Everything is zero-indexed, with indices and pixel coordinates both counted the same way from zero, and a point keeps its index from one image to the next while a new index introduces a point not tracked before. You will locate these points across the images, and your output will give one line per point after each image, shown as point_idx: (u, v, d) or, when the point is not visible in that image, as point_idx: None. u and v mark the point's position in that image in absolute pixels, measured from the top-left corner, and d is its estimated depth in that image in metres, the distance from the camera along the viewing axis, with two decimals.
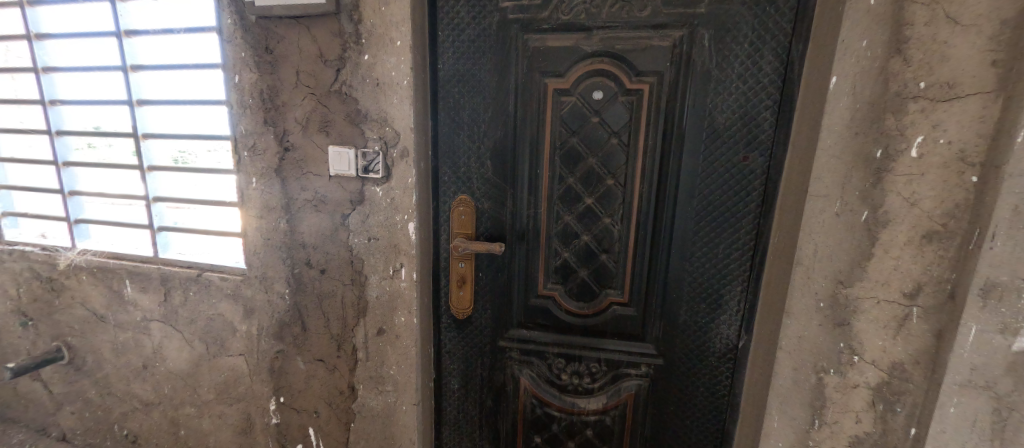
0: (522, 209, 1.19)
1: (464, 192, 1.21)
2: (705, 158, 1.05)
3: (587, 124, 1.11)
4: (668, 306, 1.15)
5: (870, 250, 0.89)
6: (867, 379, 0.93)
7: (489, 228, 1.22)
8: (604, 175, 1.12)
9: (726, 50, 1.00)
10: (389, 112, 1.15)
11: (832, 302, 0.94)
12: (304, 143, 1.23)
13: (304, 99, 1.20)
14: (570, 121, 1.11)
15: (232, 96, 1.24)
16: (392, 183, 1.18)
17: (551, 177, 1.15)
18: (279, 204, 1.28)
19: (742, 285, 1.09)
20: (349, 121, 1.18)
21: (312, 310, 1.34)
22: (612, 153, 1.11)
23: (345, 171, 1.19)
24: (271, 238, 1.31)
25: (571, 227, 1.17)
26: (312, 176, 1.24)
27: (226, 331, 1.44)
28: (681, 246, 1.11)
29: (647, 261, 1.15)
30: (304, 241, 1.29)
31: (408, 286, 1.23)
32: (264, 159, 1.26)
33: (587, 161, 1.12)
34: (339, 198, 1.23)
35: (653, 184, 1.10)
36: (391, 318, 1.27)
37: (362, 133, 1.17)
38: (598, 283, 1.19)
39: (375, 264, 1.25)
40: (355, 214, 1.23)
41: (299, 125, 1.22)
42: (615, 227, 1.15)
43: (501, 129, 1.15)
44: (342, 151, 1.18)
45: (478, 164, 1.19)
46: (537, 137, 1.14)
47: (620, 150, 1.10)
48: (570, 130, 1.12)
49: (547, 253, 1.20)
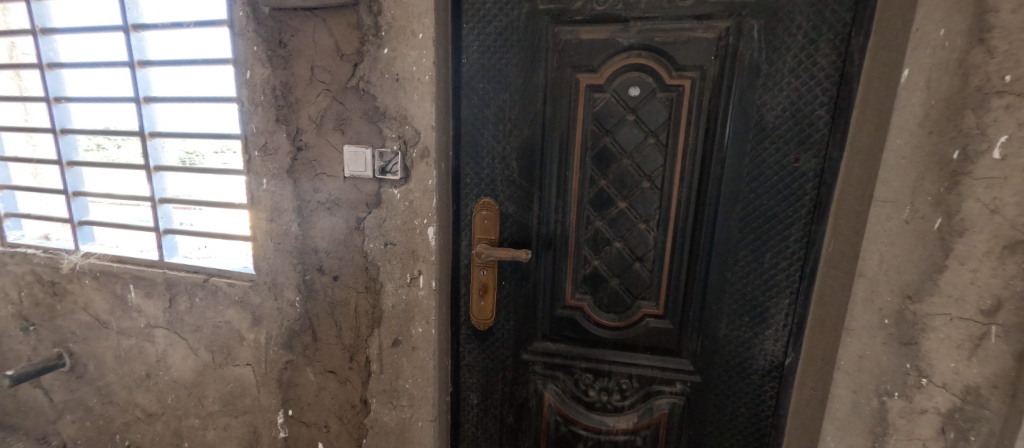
0: (549, 213, 1.11)
1: (487, 194, 1.14)
2: (751, 160, 0.97)
3: (622, 122, 1.03)
4: (707, 319, 1.07)
5: (943, 262, 0.80)
6: (936, 404, 0.84)
7: (513, 234, 1.14)
8: (640, 177, 1.04)
9: (777, 43, 0.92)
10: (408, 108, 1.07)
11: (899, 319, 0.85)
12: (317, 142, 1.16)
13: (319, 95, 1.13)
14: (603, 120, 1.04)
15: (243, 93, 1.18)
16: (411, 184, 1.11)
17: (582, 179, 1.07)
18: (291, 208, 1.21)
19: (790, 298, 1.01)
20: (365, 119, 1.11)
21: (323, 319, 1.26)
22: (648, 154, 1.03)
23: (361, 172, 1.12)
24: (282, 242, 1.24)
25: (602, 233, 1.09)
26: (326, 177, 1.17)
27: (233, 340, 1.36)
28: (719, 254, 1.03)
29: (685, 271, 1.06)
30: (317, 245, 1.22)
31: (425, 295, 1.15)
32: (276, 161, 1.20)
33: (622, 163, 1.04)
34: (354, 200, 1.16)
35: (693, 187, 1.02)
36: (407, 329, 1.19)
37: (380, 132, 1.11)
38: (630, 294, 1.10)
39: (391, 271, 1.17)
40: (371, 217, 1.16)
41: (312, 123, 1.15)
42: (652, 233, 1.06)
43: (528, 127, 1.08)
44: (357, 151, 1.12)
45: (501, 165, 1.11)
46: (566, 137, 1.06)
47: (658, 150, 1.02)
48: (603, 128, 1.04)
49: (577, 261, 1.12)
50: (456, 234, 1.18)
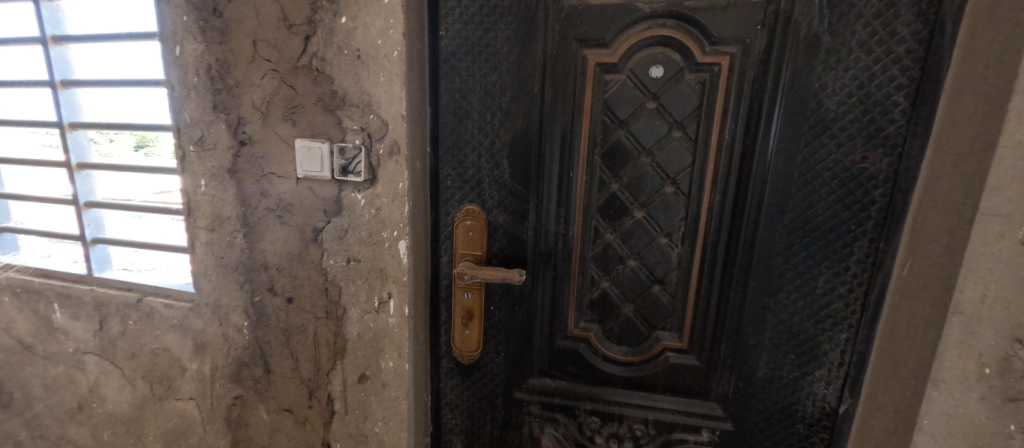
0: (549, 223, 0.90)
1: (471, 199, 0.93)
2: (803, 159, 0.77)
3: (641, 109, 0.82)
4: (742, 355, 0.87)
5: None
6: None
7: (504, 249, 0.94)
8: (662, 179, 0.83)
9: (843, 7, 0.71)
10: (372, 93, 0.86)
11: (1004, 368, 0.64)
12: (263, 135, 0.94)
13: (263, 77, 0.91)
14: (617, 108, 0.83)
15: (173, 74, 0.96)
16: (378, 188, 0.90)
17: (589, 182, 0.87)
18: (234, 215, 1.00)
19: (848, 331, 0.81)
20: (320, 106, 0.89)
21: (276, 349, 1.05)
22: (673, 151, 0.82)
23: (317, 173, 0.91)
24: (226, 257, 1.03)
25: (614, 247, 0.88)
26: (275, 178, 0.95)
27: (173, 370, 1.15)
28: (760, 276, 0.83)
29: (716, 295, 0.86)
30: (267, 261, 1.01)
31: (398, 323, 0.95)
32: (214, 158, 0.98)
33: (640, 162, 0.84)
34: (309, 206, 0.95)
35: (729, 192, 0.82)
36: (376, 362, 0.98)
37: (339, 123, 0.89)
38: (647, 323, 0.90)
39: (355, 293, 0.96)
40: (331, 228, 0.95)
41: (257, 112, 0.93)
42: (675, 250, 0.86)
43: (522, 117, 0.87)
44: (312, 147, 0.91)
45: (488, 164, 0.90)
46: (570, 129, 0.85)
47: (686, 145, 0.81)
48: (616, 118, 0.83)
49: (582, 282, 0.91)
50: (434, 248, 0.97)
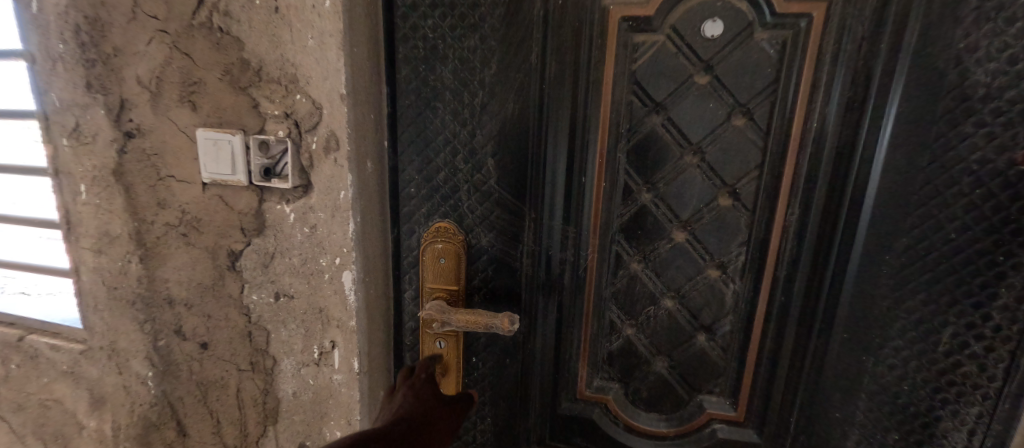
0: (551, 248, 0.65)
1: (443, 213, 0.67)
2: (929, 158, 0.52)
3: (687, 86, 0.56)
4: (822, 432, 0.63)
5: None
6: None
7: (490, 281, 0.68)
8: (715, 187, 0.59)
9: None
10: (298, 63, 0.60)
11: None
12: (155, 124, 0.68)
13: (150, 42, 0.65)
14: (652, 85, 0.57)
15: (31, 39, 0.69)
16: (313, 199, 0.64)
17: (610, 191, 0.62)
18: (125, 233, 0.74)
19: (982, 409, 0.56)
20: (227, 83, 0.63)
21: (191, 407, 0.79)
22: (733, 147, 0.57)
23: (228, 177, 0.66)
24: (119, 287, 0.77)
25: (645, 281, 0.64)
26: (175, 183, 0.69)
27: (69, 427, 0.89)
28: (853, 325, 0.58)
29: (786, 348, 0.62)
30: (171, 294, 0.75)
31: (346, 381, 0.70)
32: (94, 156, 0.72)
33: (684, 163, 0.59)
34: (221, 222, 0.69)
35: (813, 206, 0.56)
36: (319, 430, 0.73)
37: (255, 106, 0.63)
38: (688, 382, 0.66)
39: (289, 340, 0.71)
40: (252, 252, 0.69)
41: (145, 91, 0.67)
42: (731, 285, 0.61)
43: (514, 99, 0.61)
44: (219, 140, 0.65)
45: (466, 165, 0.64)
46: (583, 115, 0.60)
47: (752, 139, 0.56)
48: (650, 100, 0.58)
49: (599, 326, 0.67)
50: (392, 279, 0.71)
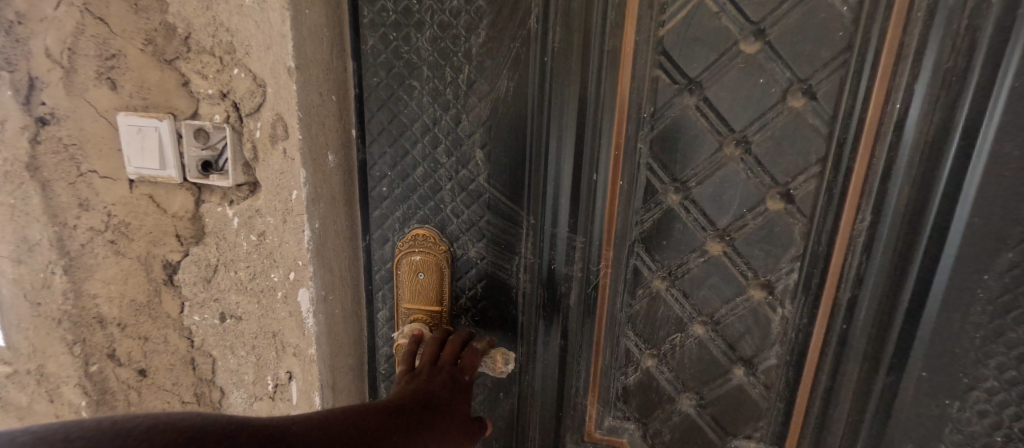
0: (554, 260, 0.54)
1: (423, 218, 0.55)
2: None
3: (729, 60, 0.45)
4: None
5: None
6: None
7: (480, 298, 0.57)
8: (763, 189, 0.47)
9: None
10: (234, 28, 0.47)
11: None
12: (70, 106, 0.55)
13: (57, 4, 0.52)
14: (684, 58, 0.45)
15: None
16: (259, 200, 0.52)
17: (628, 191, 0.50)
18: (44, 238, 0.62)
19: None
20: (151, 55, 0.51)
21: None
22: (787, 137, 0.45)
23: (155, 172, 0.53)
24: (43, 303, 0.65)
25: (670, 301, 0.53)
26: (96, 179, 0.57)
27: None
28: (937, 373, 0.44)
29: (844, 394, 0.48)
30: (102, 311, 0.63)
31: None
32: (3, 146, 0.59)
33: (723, 158, 0.47)
34: (153, 228, 0.57)
35: (891, 214, 0.43)
36: None
37: (186, 84, 0.51)
38: (719, 422, 0.55)
39: (238, 368, 0.59)
40: (192, 263, 0.57)
41: (55, 67, 0.54)
42: (780, 310, 0.50)
43: (509, 76, 0.49)
44: (143, 127, 0.52)
45: (449, 159, 0.53)
46: (593, 96, 0.48)
47: (812, 126, 0.44)
48: (681, 76, 0.46)
49: (613, 353, 0.56)
50: (360, 294, 0.60)
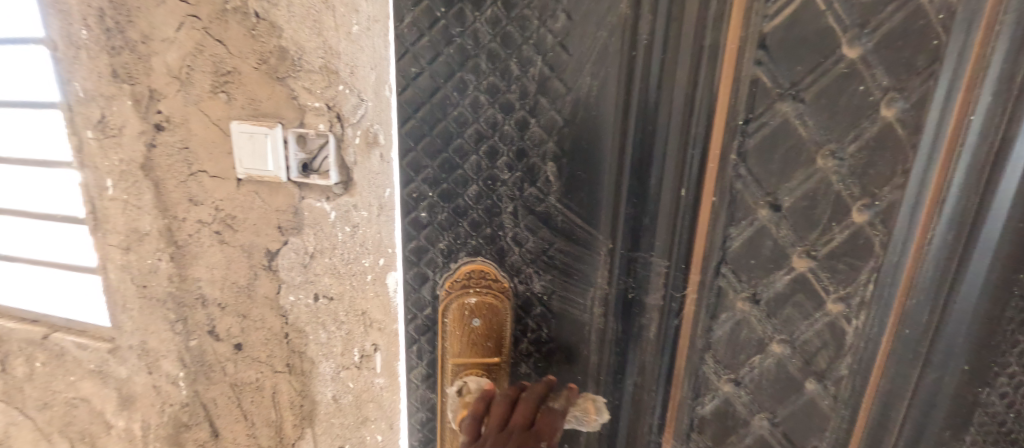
0: (637, 277, 0.54)
1: (477, 248, 0.58)
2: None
3: (832, 64, 0.41)
4: None
5: None
6: None
7: (547, 324, 0.59)
8: (846, 201, 0.44)
9: None
10: (340, 50, 0.56)
11: None
12: (186, 115, 0.64)
13: (179, 27, 0.61)
14: (785, 57, 0.42)
15: (52, 25, 0.65)
16: (355, 196, 0.61)
17: (723, 206, 0.48)
18: (155, 229, 0.71)
19: None
20: (263, 72, 0.59)
21: (224, 409, 0.77)
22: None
23: (264, 172, 0.62)
24: (150, 286, 0.74)
25: (752, 322, 0.51)
26: (207, 178, 0.66)
27: (96, 426, 0.87)
28: (980, 370, 0.42)
29: (898, 410, 0.46)
30: (204, 293, 0.72)
31: (388, 385, 0.67)
32: (122, 149, 0.68)
33: (813, 169, 0.44)
34: (258, 220, 0.66)
35: (955, 218, 0.40)
36: (358, 434, 0.71)
37: (293, 97, 0.59)
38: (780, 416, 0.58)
39: (327, 342, 0.68)
40: (290, 251, 0.66)
41: (173, 81, 0.63)
42: (854, 323, 0.46)
43: (591, 75, 0.49)
44: (254, 133, 0.61)
45: (512, 174, 0.54)
46: (671, 112, 0.47)
47: (881, 122, 0.41)
48: (785, 81, 0.43)
49: (686, 373, 0.55)
50: (422, 303, 0.61)
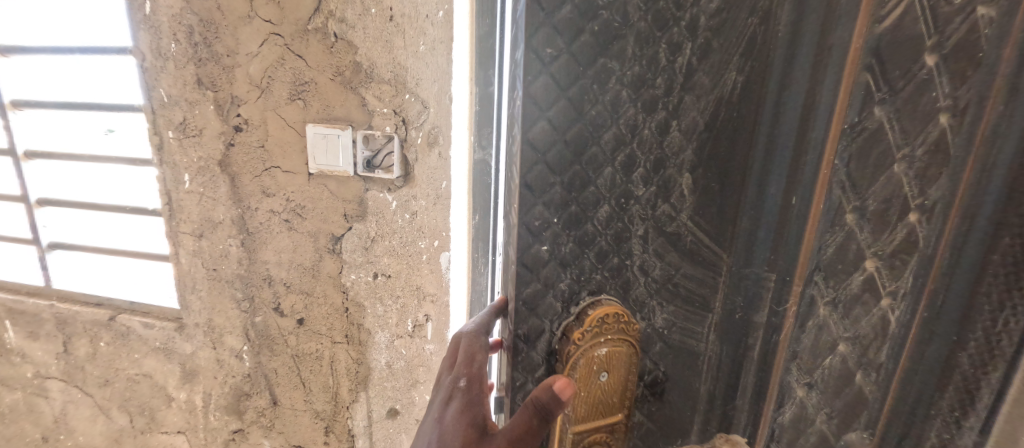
0: (767, 304, 0.45)
1: (601, 283, 0.48)
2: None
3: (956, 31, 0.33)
4: None
5: None
6: None
7: (665, 360, 0.51)
8: (907, 197, 0.37)
9: None
10: (408, 66, 0.67)
11: None
12: (264, 118, 0.74)
13: (263, 43, 0.71)
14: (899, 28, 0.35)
15: (142, 38, 0.75)
16: (415, 188, 0.72)
17: (882, 215, 0.38)
18: (228, 218, 0.80)
19: None
20: (338, 82, 0.70)
21: (284, 378, 0.87)
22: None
23: (335, 167, 0.73)
24: (220, 269, 0.84)
25: (833, 329, 0.42)
26: (280, 173, 0.76)
27: (156, 399, 0.96)
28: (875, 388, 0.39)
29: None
30: (270, 274, 0.82)
31: (437, 351, 0.79)
32: (201, 147, 0.78)
33: (918, 150, 0.36)
34: (325, 209, 0.76)
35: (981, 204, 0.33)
36: (408, 395, 0.82)
37: (364, 104, 0.70)
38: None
39: (383, 315, 0.79)
40: (353, 236, 0.76)
41: (254, 89, 0.73)
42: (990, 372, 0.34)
43: (738, 69, 0.42)
44: (327, 134, 0.72)
45: (647, 190, 0.46)
46: (743, 114, 0.43)
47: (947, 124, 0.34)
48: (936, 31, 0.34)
49: (770, 380, 0.46)
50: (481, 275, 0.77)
